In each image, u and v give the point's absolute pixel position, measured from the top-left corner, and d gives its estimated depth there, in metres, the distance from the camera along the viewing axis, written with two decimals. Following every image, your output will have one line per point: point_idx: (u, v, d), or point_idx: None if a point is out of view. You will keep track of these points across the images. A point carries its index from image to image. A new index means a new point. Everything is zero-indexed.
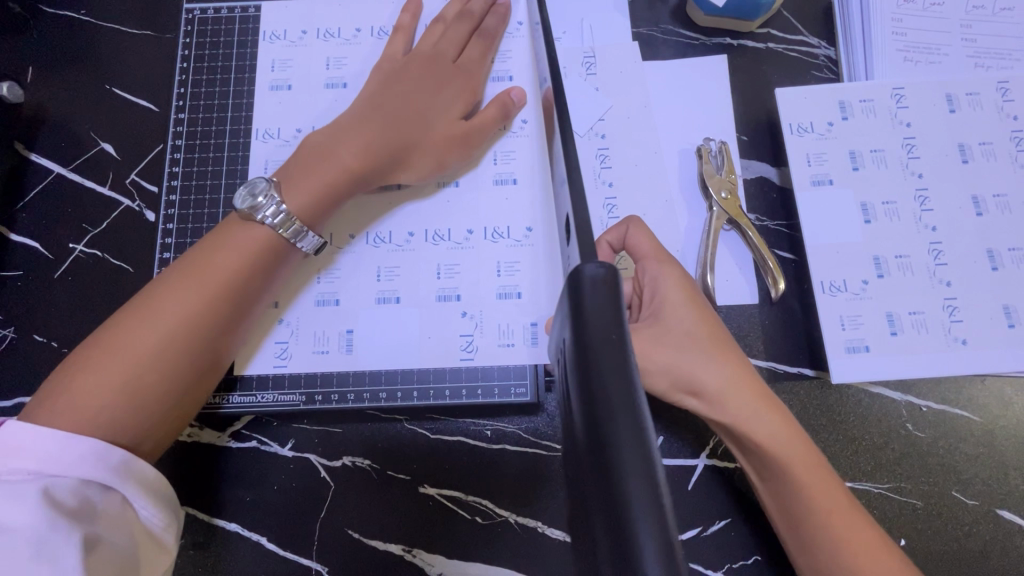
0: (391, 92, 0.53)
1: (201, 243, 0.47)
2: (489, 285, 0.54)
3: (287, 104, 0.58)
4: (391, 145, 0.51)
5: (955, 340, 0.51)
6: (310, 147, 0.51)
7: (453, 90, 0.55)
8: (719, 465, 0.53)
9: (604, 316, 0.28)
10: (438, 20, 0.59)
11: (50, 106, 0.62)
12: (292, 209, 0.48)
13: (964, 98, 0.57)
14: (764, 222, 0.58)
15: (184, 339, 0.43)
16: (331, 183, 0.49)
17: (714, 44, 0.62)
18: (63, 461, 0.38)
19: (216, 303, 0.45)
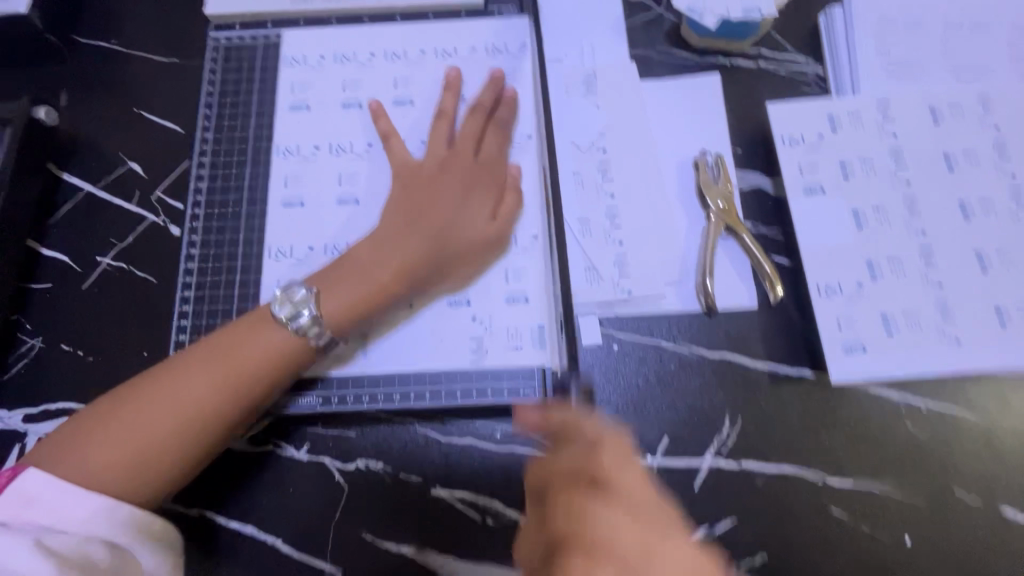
0: (420, 191, 0.56)
1: (230, 331, 0.50)
2: (496, 293, 0.57)
3: (304, 123, 0.62)
4: (431, 250, 0.54)
5: (949, 340, 0.53)
6: (349, 256, 0.53)
7: (479, 200, 0.56)
8: (724, 465, 0.54)
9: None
10: (440, 112, 0.60)
11: (82, 129, 0.66)
12: (328, 319, 0.50)
13: (947, 110, 0.60)
14: (761, 230, 0.60)
15: (205, 421, 0.46)
16: (371, 294, 0.52)
17: (707, 63, 0.66)
18: (72, 517, 0.42)
19: (232, 396, 0.47)
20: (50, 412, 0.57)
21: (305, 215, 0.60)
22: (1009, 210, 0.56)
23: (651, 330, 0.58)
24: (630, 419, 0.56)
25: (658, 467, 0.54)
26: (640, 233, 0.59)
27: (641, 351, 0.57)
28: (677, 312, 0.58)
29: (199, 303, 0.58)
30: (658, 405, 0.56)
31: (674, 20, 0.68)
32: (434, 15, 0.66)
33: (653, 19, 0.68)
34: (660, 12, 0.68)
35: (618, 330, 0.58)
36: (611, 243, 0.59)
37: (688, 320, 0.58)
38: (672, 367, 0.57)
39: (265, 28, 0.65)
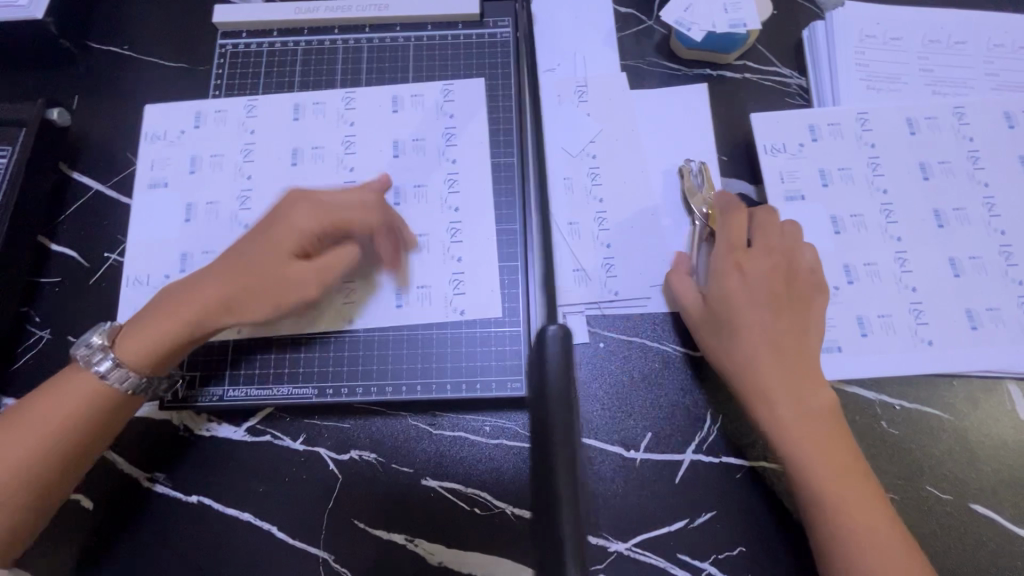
0: (274, 223, 0.53)
1: (42, 386, 0.51)
2: (441, 294, 0.59)
3: (164, 143, 0.65)
4: (233, 292, 0.51)
5: (922, 341, 0.55)
6: (165, 296, 0.52)
7: (304, 229, 0.52)
8: (705, 459, 0.56)
9: (557, 362, 0.34)
10: (291, 132, 0.60)
11: (93, 130, 0.69)
12: (127, 363, 0.50)
13: (923, 122, 0.62)
14: None
15: (28, 466, 0.47)
16: (174, 331, 0.50)
17: (695, 74, 0.69)
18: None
19: (45, 446, 0.48)
20: None
21: (209, 228, 0.62)
22: (981, 218, 0.59)
23: (637, 329, 0.60)
24: (615, 415, 0.58)
25: (642, 461, 0.56)
26: (627, 236, 0.62)
27: (626, 350, 0.60)
28: (662, 313, 0.60)
29: None
30: (642, 402, 0.58)
31: (664, 33, 0.70)
32: (433, 26, 0.68)
33: (644, 32, 0.71)
34: (650, 25, 0.71)
35: (604, 328, 0.60)
36: (599, 246, 0.62)
37: (672, 320, 0.60)
38: (657, 364, 0.59)
39: (271, 36, 0.68)
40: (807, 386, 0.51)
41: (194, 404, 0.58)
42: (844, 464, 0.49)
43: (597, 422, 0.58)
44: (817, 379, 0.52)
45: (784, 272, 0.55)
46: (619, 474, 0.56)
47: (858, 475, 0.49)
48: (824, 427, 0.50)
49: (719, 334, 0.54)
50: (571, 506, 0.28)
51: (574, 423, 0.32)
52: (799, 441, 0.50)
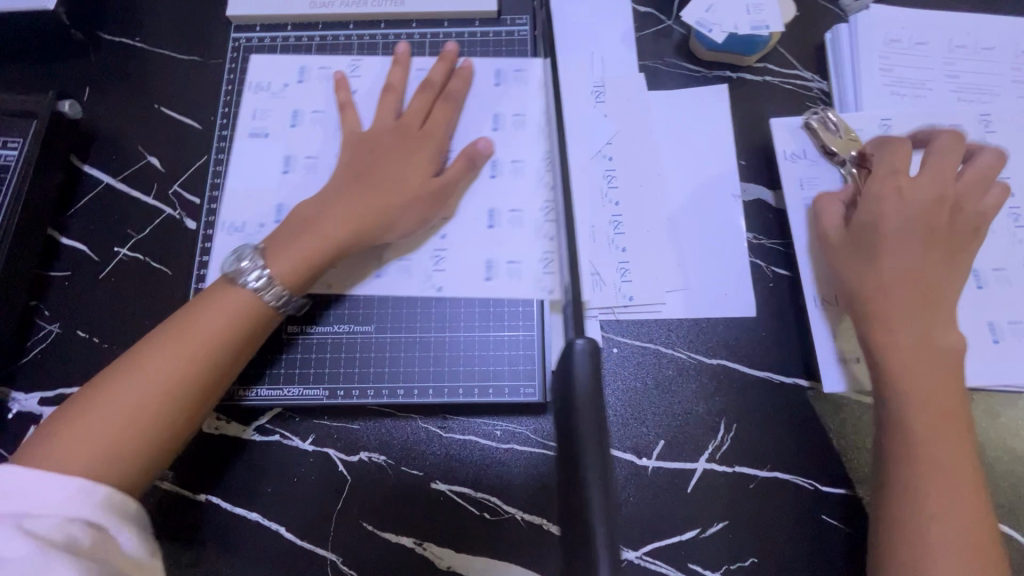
0: (367, 160, 0.55)
1: (190, 305, 0.50)
2: (530, 270, 0.56)
3: (270, 96, 0.63)
4: (386, 209, 0.53)
5: None
6: (305, 215, 0.53)
7: (426, 152, 0.56)
8: (718, 469, 0.55)
9: (586, 377, 0.34)
10: (388, 86, 0.60)
11: (104, 122, 0.68)
12: (277, 278, 0.50)
13: (948, 130, 0.61)
14: (761, 241, 0.61)
15: (164, 390, 0.45)
16: (318, 249, 0.51)
17: (714, 77, 0.67)
18: (46, 501, 0.39)
19: (194, 365, 0.46)
20: (65, 396, 0.59)
21: (308, 181, 0.60)
22: (1005, 229, 0.58)
23: (651, 335, 0.59)
24: (627, 421, 0.57)
25: (654, 469, 0.56)
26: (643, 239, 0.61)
27: (640, 356, 0.59)
28: (676, 319, 0.59)
29: None
30: (655, 409, 0.57)
31: (683, 33, 0.69)
32: (449, 22, 0.67)
33: (663, 32, 0.69)
34: (669, 25, 0.70)
35: (618, 333, 0.60)
36: (614, 249, 0.61)
37: (686, 327, 0.59)
38: (672, 371, 0.58)
39: (285, 30, 0.67)
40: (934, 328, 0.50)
41: (240, 402, 0.57)
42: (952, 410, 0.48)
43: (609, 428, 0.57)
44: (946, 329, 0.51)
45: (937, 203, 0.53)
46: (631, 481, 0.55)
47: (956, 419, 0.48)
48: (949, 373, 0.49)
49: (858, 259, 0.53)
50: (605, 514, 0.30)
51: (604, 436, 0.32)
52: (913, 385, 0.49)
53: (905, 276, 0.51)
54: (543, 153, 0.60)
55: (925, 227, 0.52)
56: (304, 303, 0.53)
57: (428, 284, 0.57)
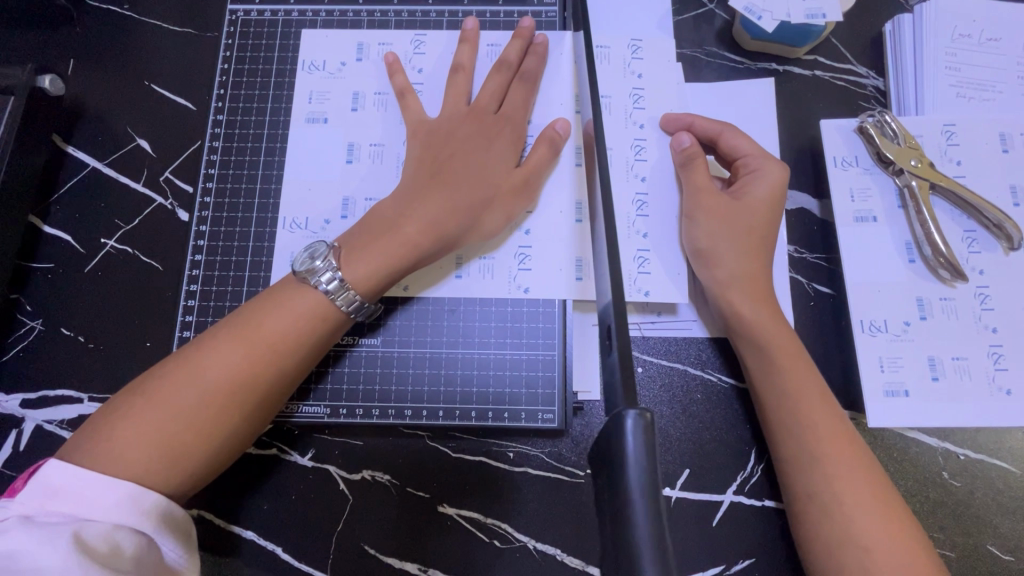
0: (444, 156, 0.51)
1: (258, 300, 0.47)
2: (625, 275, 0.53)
3: (324, 76, 0.58)
4: (464, 211, 0.49)
5: (999, 390, 0.50)
6: (375, 215, 0.49)
7: (503, 145, 0.52)
8: (747, 502, 0.52)
9: (639, 461, 0.26)
10: (457, 66, 0.56)
11: (90, 100, 0.62)
12: (352, 283, 0.46)
13: (1018, 139, 0.55)
14: (803, 255, 0.56)
15: (223, 400, 0.43)
16: (394, 256, 0.47)
17: (759, 69, 0.61)
18: (95, 504, 0.38)
19: (258, 370, 0.44)
20: (49, 399, 0.55)
21: (372, 171, 0.55)
22: None
23: (679, 355, 0.55)
24: None
25: (678, 500, 0.52)
26: (668, 227, 0.54)
27: (668, 377, 0.55)
28: (706, 338, 0.55)
29: (206, 298, 0.55)
30: (681, 435, 0.53)
31: (726, 19, 0.63)
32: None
33: (704, 17, 0.63)
34: (711, 10, 0.63)
35: (645, 352, 0.55)
36: (632, 234, 0.54)
37: (717, 348, 0.55)
38: (700, 395, 0.54)
39: (287, 4, 0.61)
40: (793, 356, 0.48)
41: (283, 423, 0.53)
42: (847, 441, 0.46)
43: None
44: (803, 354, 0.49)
45: (769, 219, 0.52)
46: None
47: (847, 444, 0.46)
48: (811, 400, 0.47)
49: (714, 219, 0.51)
50: None
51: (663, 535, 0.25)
52: (804, 412, 0.46)
53: (752, 257, 0.51)
54: (632, 140, 0.56)
55: (745, 227, 0.51)
56: (375, 310, 0.49)
57: (486, 288, 0.52)
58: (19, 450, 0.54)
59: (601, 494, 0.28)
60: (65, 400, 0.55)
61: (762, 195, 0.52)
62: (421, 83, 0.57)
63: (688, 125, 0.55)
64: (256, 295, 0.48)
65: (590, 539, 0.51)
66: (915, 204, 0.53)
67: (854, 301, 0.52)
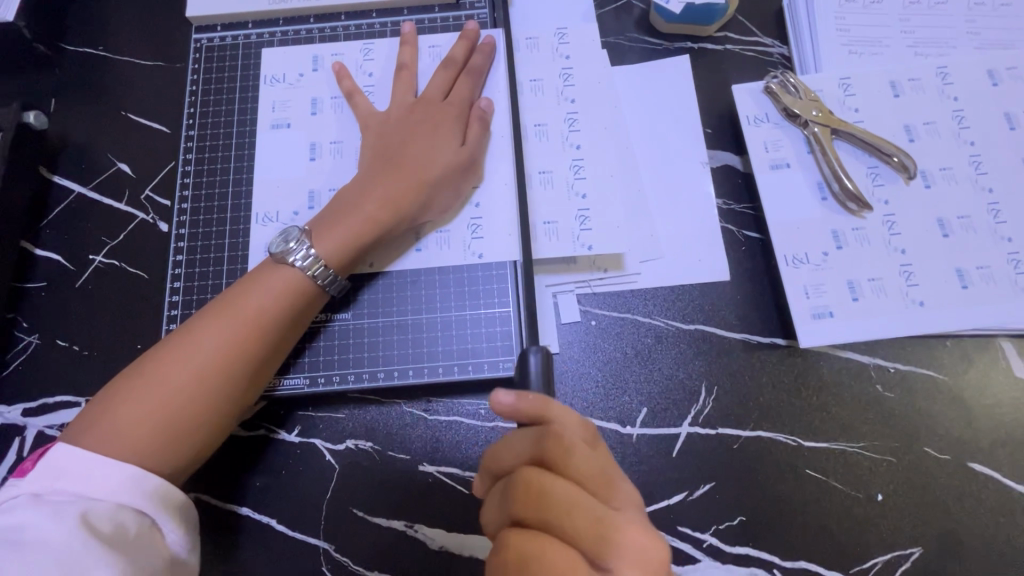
0: (395, 142, 0.57)
1: (237, 284, 0.51)
2: (568, 231, 0.58)
3: (284, 87, 0.64)
4: (417, 189, 0.55)
5: (913, 303, 0.55)
6: (339, 198, 0.54)
7: (447, 126, 0.58)
8: (702, 432, 0.56)
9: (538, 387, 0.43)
10: (401, 66, 0.62)
11: (71, 132, 0.68)
12: (322, 257, 0.51)
13: (907, 84, 0.61)
14: (731, 205, 0.62)
15: (215, 375, 0.47)
16: (357, 231, 0.53)
17: (676, 48, 0.68)
18: (101, 486, 0.42)
19: (244, 346, 0.48)
20: (48, 406, 0.59)
21: (334, 165, 0.61)
22: (968, 176, 0.58)
23: (628, 305, 0.60)
24: (610, 391, 0.58)
25: (639, 436, 0.56)
26: (605, 192, 0.59)
27: (619, 326, 0.59)
28: (651, 288, 0.60)
29: (189, 295, 0.60)
30: (636, 377, 0.58)
31: (643, 8, 0.70)
32: (409, 11, 0.67)
33: (622, 8, 0.70)
34: (629, 1, 0.70)
35: (597, 306, 0.60)
36: (574, 196, 0.59)
37: (662, 295, 0.60)
38: (651, 340, 0.59)
39: (246, 29, 0.67)
40: (558, 449, 0.39)
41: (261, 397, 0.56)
42: (587, 530, 0.37)
43: (592, 400, 0.58)
44: (570, 447, 0.39)
45: None
46: (616, 450, 0.56)
47: (553, 537, 0.37)
48: (592, 478, 0.39)
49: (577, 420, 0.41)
50: None
51: None
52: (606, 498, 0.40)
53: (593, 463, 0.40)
54: (564, 114, 0.62)
55: None
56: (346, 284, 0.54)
57: (444, 257, 0.57)
58: (22, 455, 0.58)
59: None
60: (63, 405, 0.59)
61: None
62: (371, 86, 0.63)
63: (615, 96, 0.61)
64: (236, 281, 0.52)
65: None
66: (818, 145, 0.59)
67: (775, 236, 0.58)
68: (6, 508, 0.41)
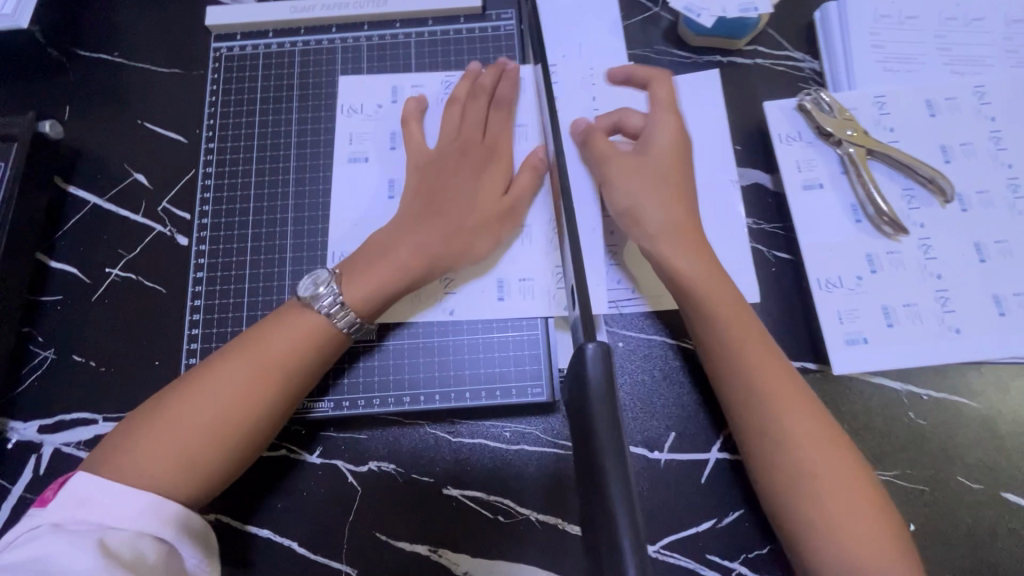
0: (436, 185, 0.55)
1: (264, 323, 0.50)
2: (597, 265, 0.58)
3: (362, 118, 0.62)
4: (452, 241, 0.54)
5: (949, 330, 0.54)
6: (370, 243, 0.53)
7: (492, 172, 0.57)
8: (731, 457, 0.55)
9: (600, 382, 0.31)
10: (452, 101, 0.60)
11: (86, 140, 0.66)
12: (349, 304, 0.50)
13: (943, 103, 0.60)
14: (760, 226, 0.61)
15: (238, 419, 0.46)
16: (385, 278, 0.51)
17: (704, 62, 0.67)
18: (120, 513, 0.41)
19: (268, 390, 0.47)
20: (65, 422, 0.58)
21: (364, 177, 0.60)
22: (1005, 199, 0.57)
23: (655, 328, 0.59)
24: (637, 415, 0.57)
25: (667, 462, 0.55)
26: None
27: (647, 349, 0.58)
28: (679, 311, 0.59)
29: (210, 312, 0.59)
30: (664, 401, 0.57)
31: (671, 20, 0.68)
32: (434, 21, 0.66)
33: (650, 19, 0.68)
34: (657, 12, 0.69)
35: (624, 328, 0.59)
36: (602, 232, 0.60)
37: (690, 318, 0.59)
38: (680, 361, 0.58)
39: (266, 37, 0.66)
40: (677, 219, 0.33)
41: None
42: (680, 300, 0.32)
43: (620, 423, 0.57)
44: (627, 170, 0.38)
45: (678, 160, 0.55)
46: (644, 475, 0.55)
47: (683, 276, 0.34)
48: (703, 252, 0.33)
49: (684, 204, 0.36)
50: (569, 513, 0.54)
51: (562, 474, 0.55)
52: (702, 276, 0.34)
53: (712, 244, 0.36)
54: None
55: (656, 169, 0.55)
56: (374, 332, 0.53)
57: (474, 311, 0.57)
58: (39, 473, 0.57)
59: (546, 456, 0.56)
60: (81, 422, 0.58)
61: (668, 137, 0.55)
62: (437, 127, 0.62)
63: (627, 76, 0.60)
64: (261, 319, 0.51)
65: (561, 499, 0.55)
66: (845, 168, 0.59)
67: (807, 256, 0.57)
68: (28, 538, 0.40)
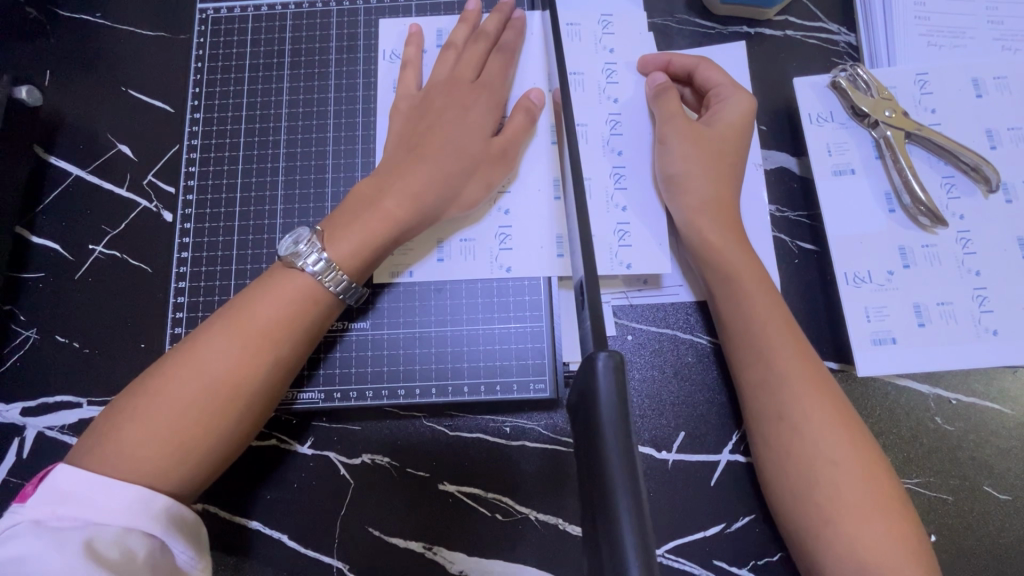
0: (419, 129, 0.52)
1: (248, 290, 0.47)
2: (605, 249, 0.53)
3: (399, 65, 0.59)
4: (440, 187, 0.50)
5: (985, 332, 0.50)
6: (358, 194, 0.49)
7: (479, 108, 0.53)
8: (743, 460, 0.52)
9: (611, 401, 0.27)
10: (447, 44, 0.56)
11: (67, 107, 0.63)
12: (336, 262, 0.47)
13: (991, 83, 0.55)
14: (785, 213, 0.56)
15: (223, 392, 0.43)
16: (374, 232, 0.48)
17: (730, 33, 0.61)
18: (105, 508, 0.39)
19: (254, 360, 0.44)
20: (49, 405, 0.56)
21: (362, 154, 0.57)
22: None
23: (667, 320, 0.55)
24: (645, 413, 0.53)
25: (674, 462, 0.52)
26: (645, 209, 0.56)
27: (657, 342, 0.55)
28: (691, 303, 0.55)
29: (195, 295, 0.56)
30: (674, 398, 0.54)
31: None
32: None
33: None
34: None
35: (635, 320, 0.55)
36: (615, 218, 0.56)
37: (704, 311, 0.55)
38: (692, 357, 0.54)
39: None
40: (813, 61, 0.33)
41: None
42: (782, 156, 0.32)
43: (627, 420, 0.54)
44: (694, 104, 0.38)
45: (737, 144, 0.53)
46: (649, 476, 0.52)
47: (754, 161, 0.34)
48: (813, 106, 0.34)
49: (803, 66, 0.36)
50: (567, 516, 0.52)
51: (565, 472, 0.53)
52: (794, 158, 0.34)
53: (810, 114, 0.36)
54: (606, 114, 0.57)
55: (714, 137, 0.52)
56: (363, 292, 0.50)
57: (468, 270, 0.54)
58: (22, 457, 0.55)
59: (547, 452, 0.53)
60: (64, 406, 0.56)
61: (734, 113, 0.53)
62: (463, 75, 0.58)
63: (666, 61, 0.57)
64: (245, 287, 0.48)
65: (563, 497, 0.52)
66: (880, 151, 0.54)
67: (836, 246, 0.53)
68: (6, 536, 0.37)
